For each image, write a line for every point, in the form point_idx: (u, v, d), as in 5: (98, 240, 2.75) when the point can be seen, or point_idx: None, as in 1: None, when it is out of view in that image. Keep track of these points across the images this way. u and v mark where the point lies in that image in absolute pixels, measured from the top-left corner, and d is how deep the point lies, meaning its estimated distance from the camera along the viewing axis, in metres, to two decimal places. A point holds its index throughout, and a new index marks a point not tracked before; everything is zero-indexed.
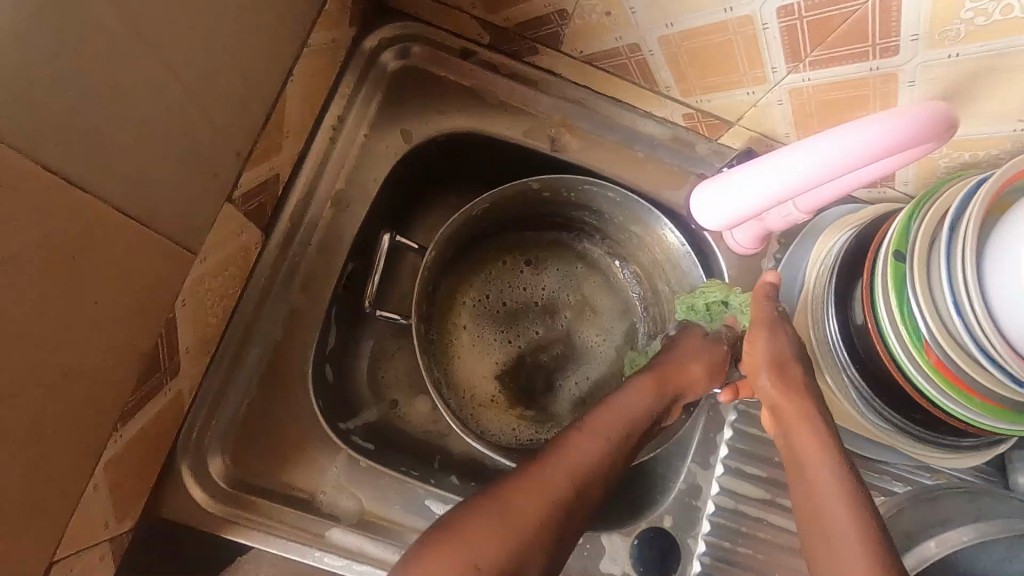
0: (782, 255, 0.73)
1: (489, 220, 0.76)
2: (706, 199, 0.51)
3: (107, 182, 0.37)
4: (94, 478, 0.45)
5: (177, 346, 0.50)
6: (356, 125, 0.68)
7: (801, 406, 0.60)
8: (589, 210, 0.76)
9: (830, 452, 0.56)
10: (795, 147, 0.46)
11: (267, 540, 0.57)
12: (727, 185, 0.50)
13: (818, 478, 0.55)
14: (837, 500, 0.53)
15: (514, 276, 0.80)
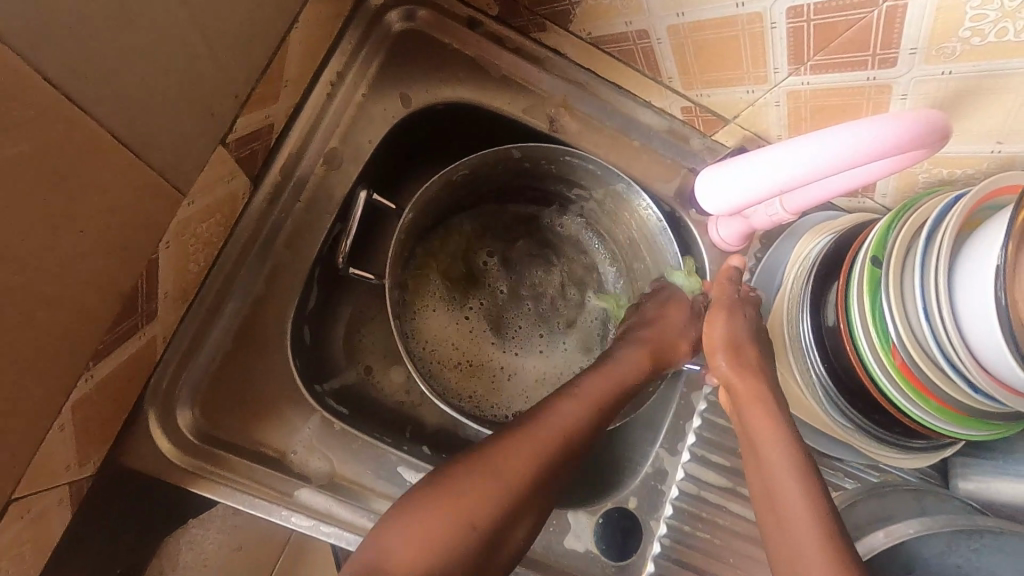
0: (763, 254, 0.75)
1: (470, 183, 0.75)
2: (705, 185, 0.57)
3: (102, 105, 0.36)
4: (60, 418, 0.43)
5: (156, 290, 0.49)
6: (355, 84, 0.66)
7: (755, 389, 0.62)
8: (569, 183, 0.76)
9: (782, 434, 0.58)
10: (780, 148, 0.50)
11: (232, 495, 0.56)
12: (721, 175, 0.55)
13: (770, 459, 0.56)
14: (788, 478, 0.54)
15: (491, 240, 0.80)
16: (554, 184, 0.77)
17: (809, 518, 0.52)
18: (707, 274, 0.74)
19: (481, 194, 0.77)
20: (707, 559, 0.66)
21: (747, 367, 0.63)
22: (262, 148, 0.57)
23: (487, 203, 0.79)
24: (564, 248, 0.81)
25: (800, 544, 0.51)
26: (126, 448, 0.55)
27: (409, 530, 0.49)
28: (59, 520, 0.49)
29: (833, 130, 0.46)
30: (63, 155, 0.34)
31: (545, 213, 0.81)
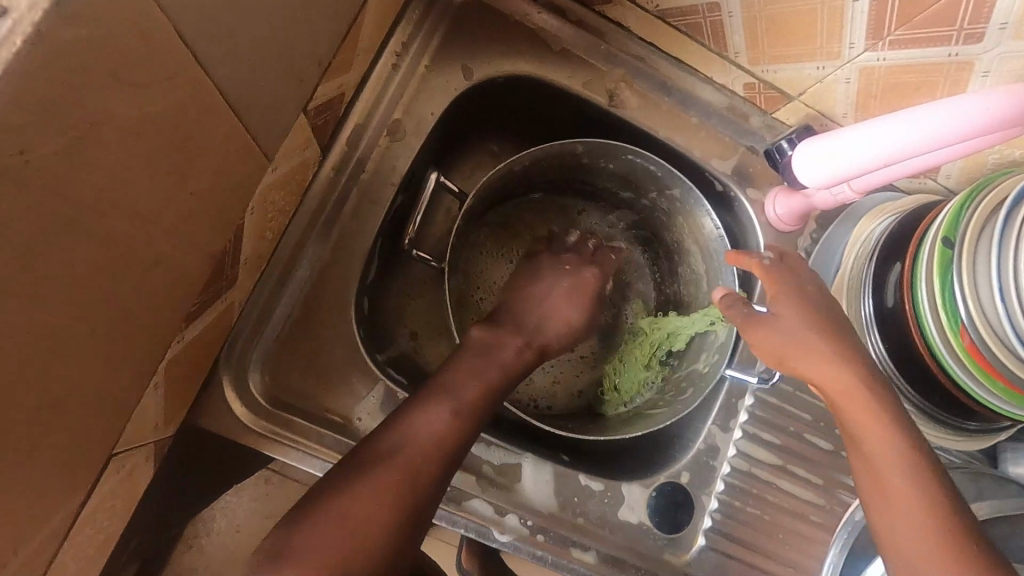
0: (819, 235, 0.74)
1: (539, 172, 0.77)
2: (803, 161, 0.58)
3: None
4: (155, 377, 0.44)
5: (239, 255, 0.49)
6: (418, 55, 0.66)
7: (830, 358, 0.55)
8: (626, 180, 0.77)
9: (875, 407, 0.53)
10: (888, 120, 0.51)
11: (301, 458, 0.58)
12: (824, 148, 0.56)
13: (868, 435, 0.52)
14: (890, 460, 0.51)
15: (553, 222, 0.82)
16: (608, 181, 0.79)
17: (919, 500, 0.50)
18: (762, 252, 0.74)
19: (534, 185, 0.79)
20: (754, 533, 0.68)
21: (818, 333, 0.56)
22: (332, 117, 0.57)
23: (536, 194, 0.80)
24: (608, 244, 0.82)
25: (905, 521, 0.51)
26: (200, 411, 0.56)
27: (320, 533, 0.48)
28: (143, 478, 0.51)
29: (953, 105, 0.47)
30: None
31: (596, 207, 0.82)
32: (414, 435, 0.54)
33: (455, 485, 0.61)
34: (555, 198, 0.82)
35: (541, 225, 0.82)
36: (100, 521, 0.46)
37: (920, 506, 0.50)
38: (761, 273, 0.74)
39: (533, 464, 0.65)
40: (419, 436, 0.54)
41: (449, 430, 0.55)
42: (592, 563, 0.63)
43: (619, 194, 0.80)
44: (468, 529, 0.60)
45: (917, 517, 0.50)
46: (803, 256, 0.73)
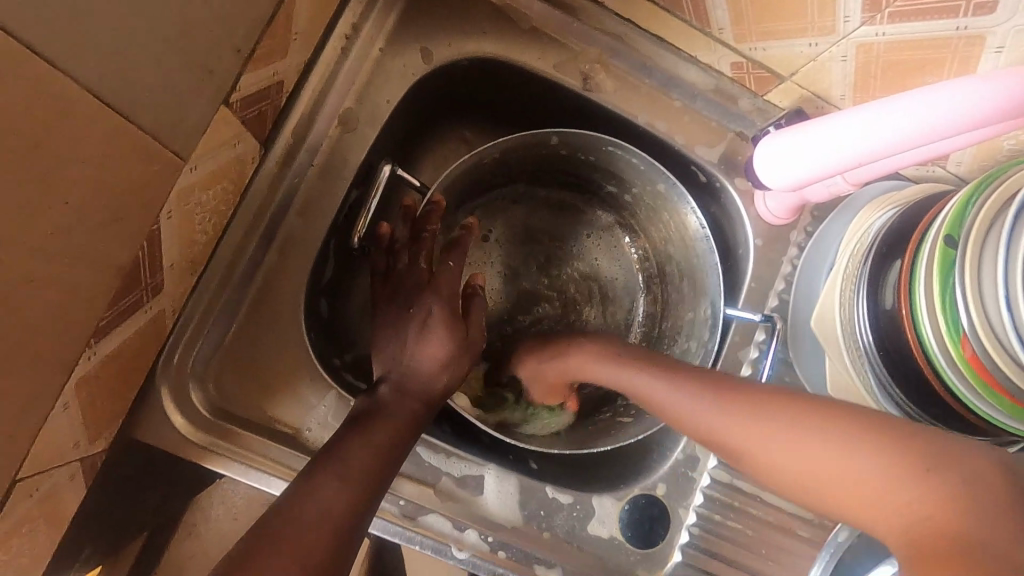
0: (814, 228, 0.68)
1: (519, 163, 0.72)
2: (766, 162, 0.57)
3: (65, 57, 0.31)
4: (63, 397, 0.41)
5: (159, 262, 0.46)
6: (371, 37, 0.61)
7: (666, 389, 0.53)
8: (610, 174, 0.72)
9: (701, 385, 0.51)
10: (849, 116, 0.49)
11: (246, 473, 0.55)
12: (786, 147, 0.55)
13: (738, 425, 0.46)
14: (758, 429, 0.45)
15: (536, 215, 0.78)
16: (590, 174, 0.74)
17: (817, 436, 0.41)
18: (751, 248, 0.68)
19: (514, 176, 0.74)
20: (735, 549, 0.63)
21: (660, 372, 0.55)
22: (271, 108, 0.53)
23: (516, 185, 0.76)
24: (595, 239, 0.78)
25: (839, 483, 0.39)
26: (139, 423, 0.53)
27: None
28: (72, 495, 0.48)
29: (922, 101, 0.45)
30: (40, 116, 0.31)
31: (577, 201, 0.78)
32: (315, 493, 0.46)
33: (412, 499, 0.58)
34: (539, 190, 0.77)
35: (525, 218, 0.77)
36: (16, 544, 0.43)
37: (848, 466, 0.39)
38: (748, 271, 0.68)
39: (496, 474, 0.61)
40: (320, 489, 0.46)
41: (376, 465, 0.50)
42: None
43: (605, 187, 0.75)
44: (425, 546, 0.57)
45: (849, 475, 0.39)
46: (795, 252, 0.68)
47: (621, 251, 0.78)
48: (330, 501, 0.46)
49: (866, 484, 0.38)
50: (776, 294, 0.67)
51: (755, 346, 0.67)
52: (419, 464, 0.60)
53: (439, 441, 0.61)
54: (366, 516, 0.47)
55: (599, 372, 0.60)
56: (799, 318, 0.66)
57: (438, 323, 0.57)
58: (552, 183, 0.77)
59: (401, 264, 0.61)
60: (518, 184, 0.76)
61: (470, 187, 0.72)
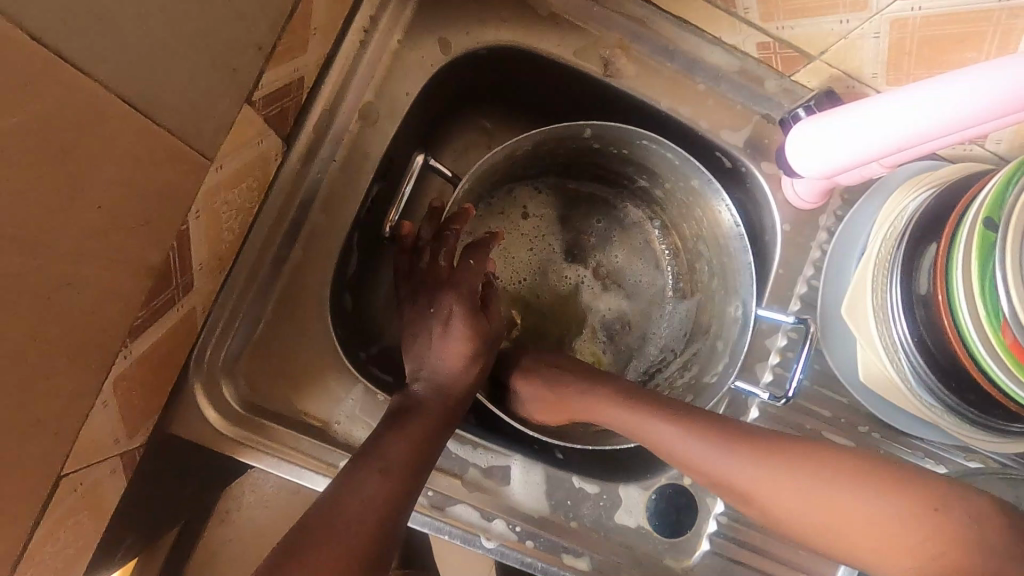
0: (844, 212, 0.67)
1: (550, 155, 0.71)
2: (797, 147, 0.56)
3: (91, 61, 0.32)
4: (102, 394, 0.42)
5: (189, 261, 0.46)
6: (389, 29, 0.61)
7: (659, 424, 0.57)
8: (642, 167, 0.71)
9: (696, 427, 0.55)
10: (875, 103, 0.48)
11: (279, 465, 0.56)
12: (819, 131, 0.53)
13: (752, 468, 0.52)
14: (789, 483, 0.50)
15: (566, 203, 0.77)
16: (621, 168, 0.73)
17: (821, 490, 0.49)
18: (778, 234, 0.67)
19: (545, 167, 0.74)
20: (764, 537, 0.63)
21: (661, 413, 0.57)
22: (293, 104, 0.53)
23: (545, 176, 0.75)
24: (625, 234, 0.77)
25: (869, 536, 0.47)
26: (175, 418, 0.54)
27: None
28: (114, 488, 0.50)
29: (965, 87, 0.43)
30: (70, 121, 0.31)
31: (607, 193, 0.77)
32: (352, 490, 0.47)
33: (439, 490, 0.58)
34: (569, 179, 0.76)
35: (554, 206, 0.77)
36: (64, 536, 0.45)
37: (868, 507, 0.47)
38: (776, 258, 0.67)
39: (522, 465, 0.62)
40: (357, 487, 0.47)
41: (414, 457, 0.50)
42: (585, 569, 0.60)
43: (636, 180, 0.74)
44: (454, 536, 0.58)
45: (866, 520, 0.47)
46: (825, 236, 0.66)
47: (649, 243, 0.77)
48: (371, 495, 0.47)
49: (896, 541, 0.46)
50: (805, 280, 0.66)
51: (783, 334, 0.66)
52: (446, 455, 0.60)
53: (465, 432, 0.61)
54: (406, 511, 0.48)
55: (585, 407, 0.62)
56: (830, 307, 0.64)
57: (457, 319, 0.58)
58: (582, 177, 0.76)
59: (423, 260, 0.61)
60: (549, 176, 0.75)
61: (499, 179, 0.71)
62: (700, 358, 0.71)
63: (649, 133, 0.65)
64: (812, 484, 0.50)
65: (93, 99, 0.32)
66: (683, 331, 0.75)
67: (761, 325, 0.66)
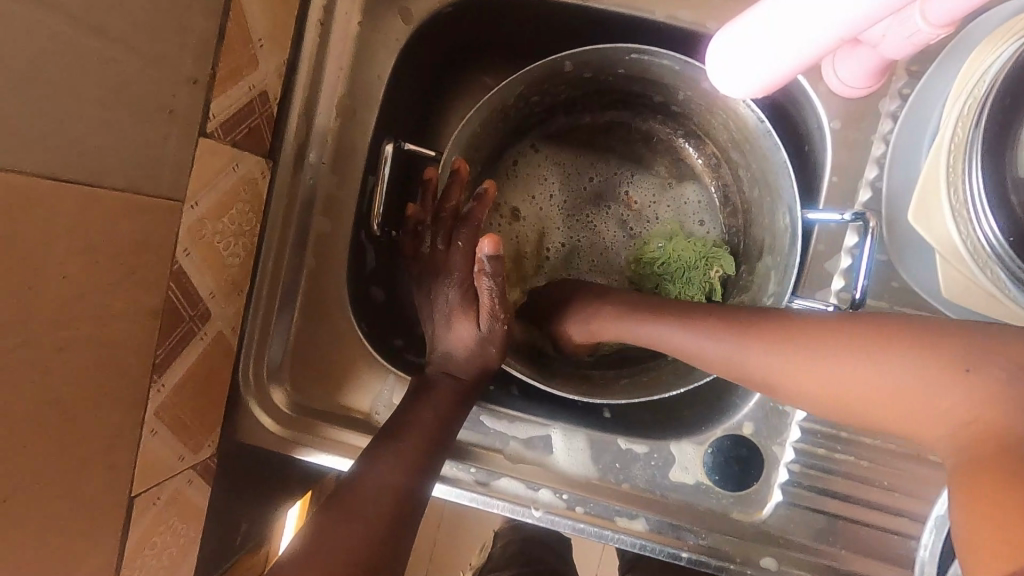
0: (911, 89, 0.54)
1: (549, 96, 0.67)
2: (722, 66, 0.45)
3: (12, 150, 0.34)
4: (148, 424, 0.48)
5: (197, 294, 0.50)
6: (347, 13, 0.58)
7: (673, 329, 0.53)
8: (653, 84, 0.64)
9: (775, 339, 0.47)
10: None
11: (329, 458, 0.60)
12: (730, 46, 0.44)
13: (792, 364, 0.46)
14: (875, 388, 0.43)
15: (581, 143, 0.72)
16: (633, 89, 0.67)
17: (926, 365, 0.41)
18: (827, 133, 0.55)
19: (550, 109, 0.69)
20: (852, 483, 0.56)
21: (706, 327, 0.51)
22: (262, 121, 0.54)
23: (557, 119, 0.71)
24: (656, 155, 0.72)
25: (926, 421, 0.41)
26: (239, 429, 0.60)
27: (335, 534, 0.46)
28: (199, 494, 0.57)
29: None
30: (13, 212, 0.34)
31: (627, 119, 0.72)
32: (382, 474, 0.50)
33: (482, 466, 0.59)
34: (578, 117, 0.71)
35: (570, 149, 0.72)
36: (162, 541, 0.53)
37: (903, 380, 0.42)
38: (827, 163, 0.55)
39: (563, 433, 0.60)
40: (385, 471, 0.50)
41: (433, 437, 0.53)
42: (642, 531, 0.57)
43: (652, 97, 0.68)
44: (502, 508, 0.58)
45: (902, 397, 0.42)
46: (888, 124, 0.54)
47: (685, 162, 0.72)
48: (389, 477, 0.50)
49: (953, 416, 0.40)
50: (867, 184, 0.54)
51: (852, 232, 0.55)
52: (486, 432, 0.61)
53: (500, 407, 0.61)
54: (425, 488, 0.51)
55: (616, 330, 0.57)
56: (897, 207, 0.53)
57: (457, 305, 0.56)
58: (594, 104, 0.70)
59: (425, 246, 0.59)
60: (557, 118, 0.71)
61: (507, 132, 0.68)
62: (759, 277, 0.63)
63: (637, 45, 0.58)
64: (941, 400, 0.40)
65: (29, 183, 0.35)
66: (735, 250, 0.70)
67: (820, 244, 0.56)
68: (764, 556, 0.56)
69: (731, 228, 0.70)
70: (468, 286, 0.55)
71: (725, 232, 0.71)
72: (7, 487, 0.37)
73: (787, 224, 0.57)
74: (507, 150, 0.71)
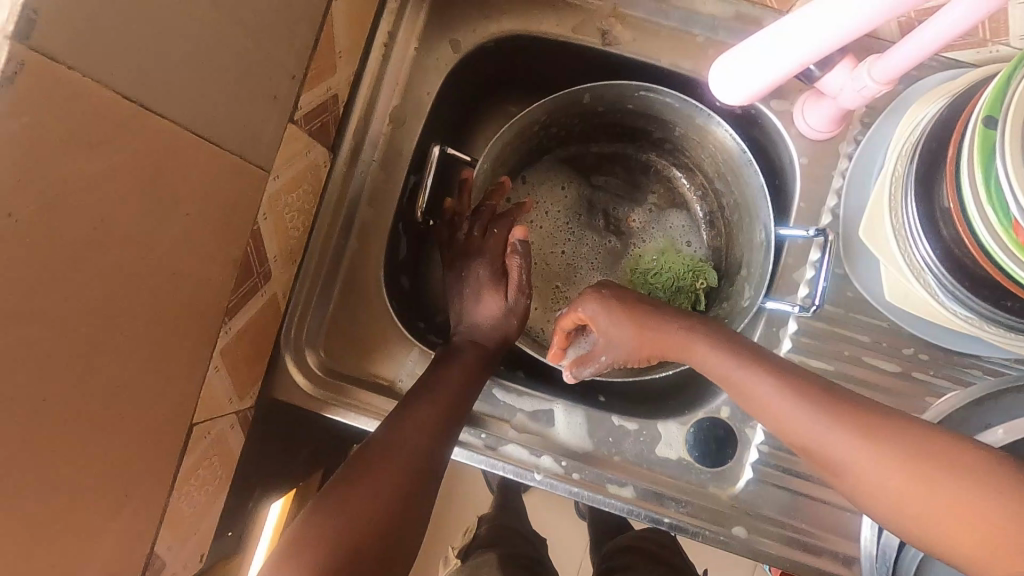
0: (864, 136, 0.66)
1: (566, 124, 0.78)
2: (719, 79, 0.57)
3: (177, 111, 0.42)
4: (214, 361, 0.55)
5: (265, 255, 0.58)
6: (406, 40, 0.69)
7: (742, 370, 0.53)
8: (654, 120, 0.77)
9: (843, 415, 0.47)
10: (781, 31, 0.49)
11: (356, 418, 0.67)
12: (725, 64, 0.56)
13: (846, 441, 0.46)
14: (925, 486, 0.42)
15: (588, 167, 0.84)
16: (636, 124, 0.79)
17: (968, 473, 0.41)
18: (795, 167, 0.68)
19: (565, 137, 0.81)
20: (812, 464, 0.65)
21: (797, 392, 0.50)
22: (331, 118, 0.64)
23: (568, 146, 0.83)
24: (652, 184, 0.84)
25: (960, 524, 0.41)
26: (274, 385, 0.67)
27: (354, 493, 0.52)
28: (236, 440, 0.63)
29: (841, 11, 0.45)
30: (173, 158, 0.41)
31: (629, 150, 0.84)
32: (413, 420, 0.58)
33: (492, 432, 0.67)
34: (588, 144, 0.83)
35: (577, 172, 0.84)
36: (203, 474, 0.59)
37: (946, 483, 0.41)
38: (797, 190, 0.67)
39: (565, 408, 0.68)
40: (416, 417, 0.58)
41: (457, 399, 0.61)
42: (629, 497, 0.65)
43: (652, 132, 0.80)
44: (507, 471, 0.66)
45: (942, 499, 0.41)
46: (845, 163, 0.66)
47: (676, 190, 0.84)
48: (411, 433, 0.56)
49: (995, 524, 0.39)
50: (828, 211, 0.66)
51: (816, 247, 0.66)
52: (497, 404, 0.68)
53: (510, 383, 0.70)
54: (447, 440, 0.58)
55: (710, 361, 0.56)
56: (853, 228, 0.64)
57: (486, 283, 0.65)
58: (602, 135, 0.82)
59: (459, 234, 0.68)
60: (569, 144, 0.82)
61: (528, 152, 0.80)
62: (736, 287, 0.74)
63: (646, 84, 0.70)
64: (964, 493, 0.41)
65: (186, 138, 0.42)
66: (717, 267, 0.81)
67: (789, 257, 0.67)
68: (736, 525, 0.64)
69: (715, 247, 0.82)
70: (499, 265, 0.65)
71: (709, 251, 0.82)
72: (122, 391, 0.43)
73: (763, 239, 0.68)
74: (524, 167, 0.82)
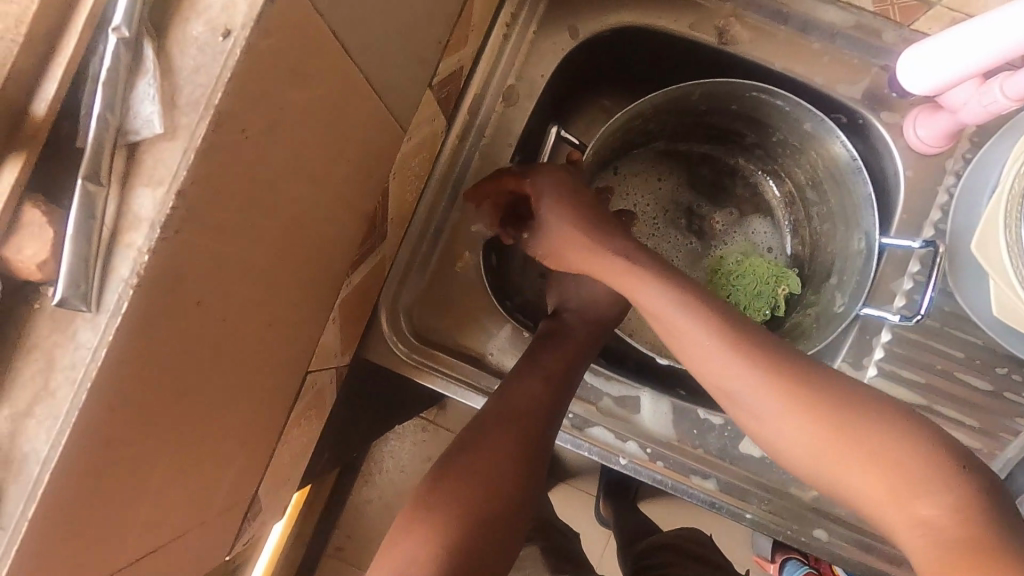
0: (973, 155, 0.67)
1: (664, 121, 0.79)
2: (906, 66, 0.62)
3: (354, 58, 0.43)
4: (332, 312, 0.56)
5: (386, 215, 0.60)
6: (527, 22, 0.71)
7: (708, 344, 0.53)
8: (754, 123, 0.78)
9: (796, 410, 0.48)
10: (970, 33, 0.54)
11: (447, 386, 0.68)
12: (915, 54, 0.61)
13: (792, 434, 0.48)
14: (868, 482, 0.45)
15: (677, 166, 0.85)
16: (733, 125, 0.80)
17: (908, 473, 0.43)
18: (900, 179, 0.68)
19: (659, 133, 0.82)
20: None
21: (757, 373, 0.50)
22: (453, 90, 0.65)
23: (660, 142, 0.84)
24: (740, 188, 0.85)
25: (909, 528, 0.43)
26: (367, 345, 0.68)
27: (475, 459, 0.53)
28: (329, 393, 0.65)
29: None
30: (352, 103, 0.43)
31: (719, 153, 0.85)
32: (524, 390, 0.59)
33: (579, 414, 0.68)
34: (679, 143, 0.84)
35: (665, 170, 0.85)
36: (301, 421, 0.60)
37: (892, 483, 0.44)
38: (900, 202, 0.68)
39: (651, 396, 0.69)
40: (527, 388, 0.59)
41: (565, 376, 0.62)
42: (712, 490, 0.66)
43: (746, 135, 0.81)
44: (592, 452, 0.66)
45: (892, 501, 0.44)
46: (952, 180, 0.67)
47: (763, 196, 0.85)
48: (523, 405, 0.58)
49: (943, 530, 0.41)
50: (932, 224, 0.67)
51: (916, 260, 0.67)
52: (585, 386, 0.69)
53: (598, 367, 0.70)
54: (554, 413, 0.59)
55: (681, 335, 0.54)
56: (958, 244, 0.65)
57: None
58: (694, 134, 0.83)
59: None
60: (661, 141, 0.83)
61: (623, 145, 0.81)
62: (825, 295, 0.74)
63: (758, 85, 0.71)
64: (925, 498, 0.42)
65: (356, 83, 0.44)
66: (801, 275, 0.81)
67: (888, 267, 0.68)
68: (816, 527, 0.64)
69: (797, 256, 0.82)
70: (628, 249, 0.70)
71: (791, 259, 0.83)
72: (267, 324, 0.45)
73: (863, 247, 0.69)
74: (616, 160, 0.83)
